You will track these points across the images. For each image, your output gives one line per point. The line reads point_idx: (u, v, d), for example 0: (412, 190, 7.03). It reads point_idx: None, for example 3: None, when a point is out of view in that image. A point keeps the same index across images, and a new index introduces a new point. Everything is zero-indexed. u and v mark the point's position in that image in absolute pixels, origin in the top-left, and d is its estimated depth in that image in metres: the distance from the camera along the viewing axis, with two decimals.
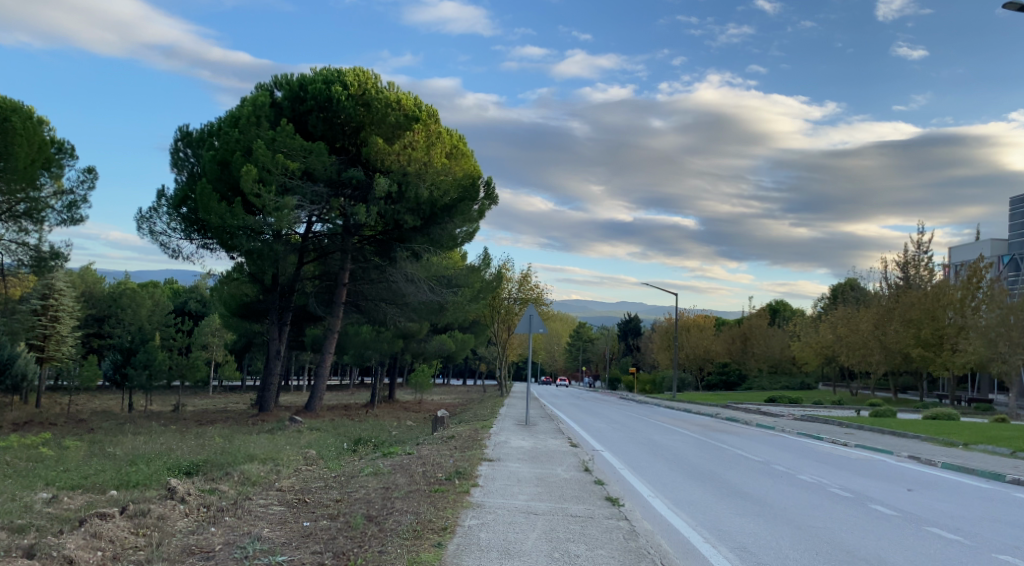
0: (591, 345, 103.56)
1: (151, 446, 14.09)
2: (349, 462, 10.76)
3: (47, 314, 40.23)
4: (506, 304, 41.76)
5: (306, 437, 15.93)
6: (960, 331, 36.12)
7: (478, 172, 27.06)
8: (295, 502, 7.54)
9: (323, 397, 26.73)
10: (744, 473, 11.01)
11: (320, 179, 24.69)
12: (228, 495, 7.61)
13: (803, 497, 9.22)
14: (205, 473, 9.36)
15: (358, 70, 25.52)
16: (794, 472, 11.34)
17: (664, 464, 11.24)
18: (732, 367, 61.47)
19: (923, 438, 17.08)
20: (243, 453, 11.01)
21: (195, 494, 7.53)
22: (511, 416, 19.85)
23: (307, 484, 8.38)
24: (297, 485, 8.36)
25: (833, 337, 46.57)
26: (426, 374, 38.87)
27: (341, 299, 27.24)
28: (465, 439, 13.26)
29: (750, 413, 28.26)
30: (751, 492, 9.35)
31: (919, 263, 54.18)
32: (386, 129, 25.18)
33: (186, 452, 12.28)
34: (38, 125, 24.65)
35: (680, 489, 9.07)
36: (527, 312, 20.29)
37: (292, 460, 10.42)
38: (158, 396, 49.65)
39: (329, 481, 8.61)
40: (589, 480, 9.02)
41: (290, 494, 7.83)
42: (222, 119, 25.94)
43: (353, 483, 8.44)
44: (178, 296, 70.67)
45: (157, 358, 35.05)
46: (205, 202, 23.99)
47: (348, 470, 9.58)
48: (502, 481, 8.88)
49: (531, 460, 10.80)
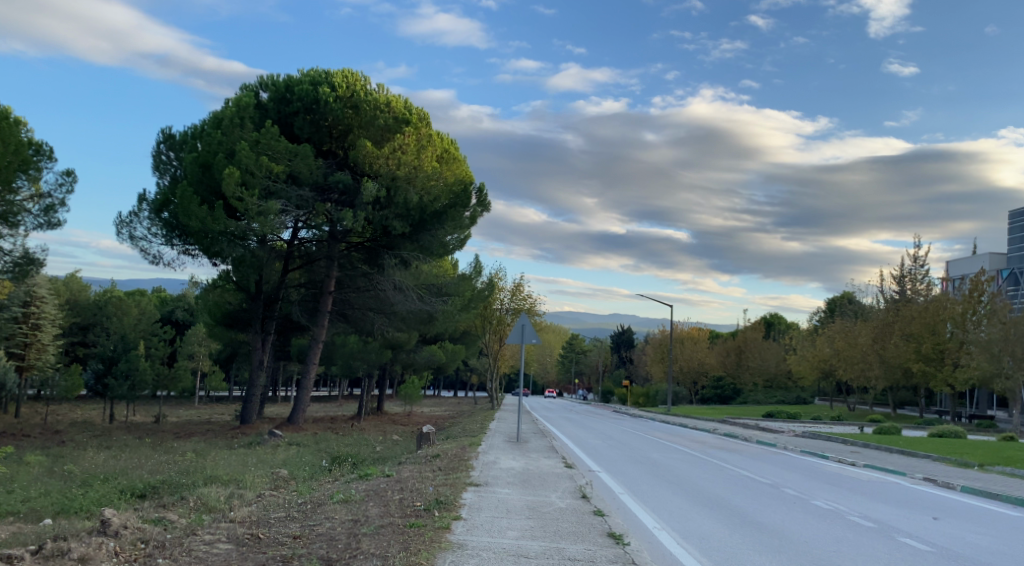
0: (584, 357, 102.67)
1: (114, 462, 13.15)
2: (321, 485, 9.84)
3: (29, 322, 39.09)
4: (498, 314, 40.83)
5: (282, 453, 14.99)
6: (962, 346, 35.17)
7: (470, 178, 26.25)
8: (246, 539, 6.63)
9: (307, 410, 25.72)
10: (754, 498, 10.09)
11: (306, 183, 23.76)
12: (170, 529, 6.72)
13: (824, 527, 8.32)
14: (158, 498, 8.44)
15: (347, 72, 24.76)
16: (807, 497, 10.43)
17: (667, 489, 10.31)
18: (726, 382, 60.20)
19: (936, 458, 16.20)
20: (206, 474, 10.06)
21: (133, 526, 6.66)
22: (500, 432, 18.93)
23: (269, 513, 7.49)
24: (256, 513, 7.43)
25: (831, 352, 45.77)
26: (416, 385, 37.81)
27: (327, 307, 26.28)
28: (451, 458, 12.35)
29: (749, 429, 27.36)
30: (765, 522, 8.46)
31: (917, 277, 53.60)
32: (375, 132, 24.34)
33: (149, 471, 11.34)
34: (15, 125, 23.72)
35: (689, 520, 8.17)
36: (521, 321, 19.32)
37: (257, 483, 9.48)
38: (141, 407, 48.45)
39: (292, 509, 7.68)
40: (588, 511, 8.09)
41: (243, 526, 6.92)
42: (205, 120, 25.10)
43: (318, 513, 7.52)
44: (165, 304, 69.67)
45: (139, 368, 34.01)
46: (185, 206, 23.00)
47: (317, 495, 8.65)
48: (488, 513, 7.94)
49: (521, 485, 9.85)
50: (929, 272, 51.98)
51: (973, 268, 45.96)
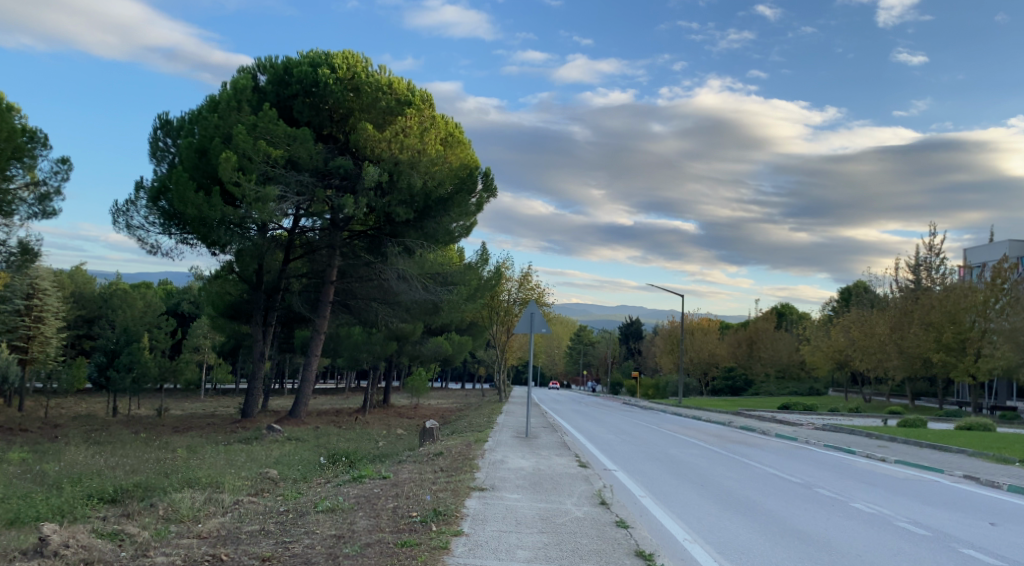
0: (592, 349, 101.44)
1: (98, 461, 12.31)
2: (311, 488, 9.01)
3: (31, 314, 37.88)
4: (506, 304, 39.95)
5: (277, 451, 14.13)
6: (985, 335, 34.02)
7: (475, 162, 25.26)
8: (204, 562, 5.82)
9: (309, 403, 24.84)
10: (787, 500, 9.19)
11: (306, 168, 22.87)
12: (120, 553, 5.94)
13: (873, 536, 7.45)
14: (125, 505, 7.66)
15: (348, 53, 23.75)
16: (845, 499, 9.49)
17: (692, 490, 9.42)
18: (737, 373, 58.53)
19: (971, 453, 15.28)
20: (186, 475, 9.25)
21: (77, 545, 5.93)
22: (509, 426, 18.00)
23: (243, 524, 6.69)
24: (225, 525, 6.63)
25: (847, 341, 44.80)
26: (422, 377, 36.97)
27: (329, 298, 25.41)
28: (455, 457, 11.48)
29: (766, 422, 26.48)
30: (808, 531, 7.56)
31: (932, 266, 52.53)
32: (377, 115, 23.41)
33: (129, 471, 10.45)
34: (8, 113, 22.74)
35: (724, 530, 7.31)
36: (528, 309, 18.38)
37: (238, 486, 8.60)
38: (145, 400, 47.69)
39: (270, 520, 6.86)
40: (608, 522, 7.19)
41: (206, 545, 6.12)
42: (202, 105, 24.17)
43: (298, 526, 6.67)
44: (171, 296, 69.16)
45: (141, 361, 33.36)
46: (181, 193, 22.14)
47: (301, 503, 7.76)
48: (494, 527, 7.02)
49: (532, 489, 8.93)
50: (945, 261, 50.68)
51: (997, 254, 44.50)
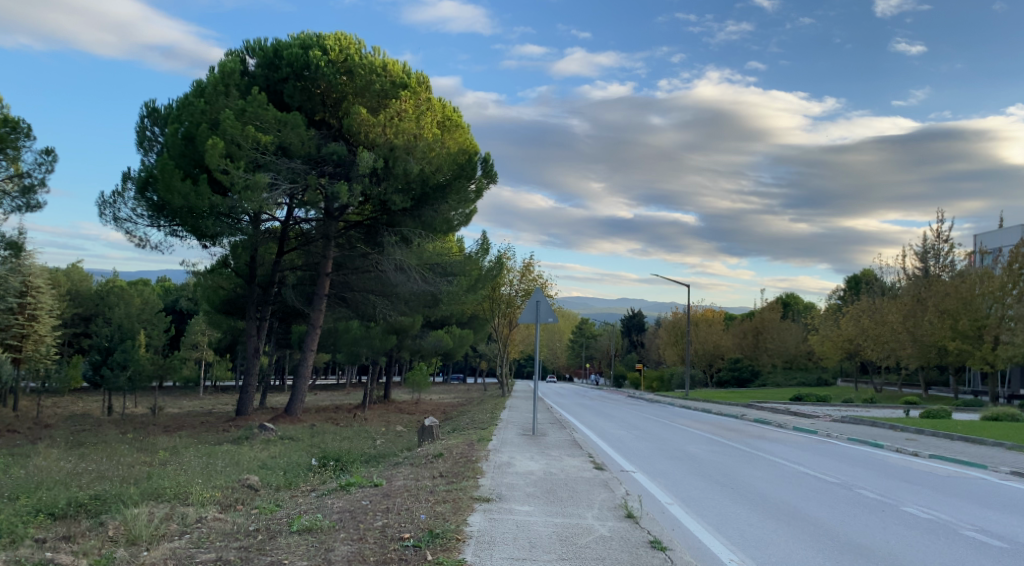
0: (594, 341, 100.08)
1: (70, 466, 11.29)
2: (291, 498, 8.05)
3: (24, 313, 36.43)
4: (507, 296, 38.88)
5: (266, 452, 13.16)
6: (1004, 322, 32.83)
7: (474, 148, 24.20)
8: None
9: (304, 400, 23.74)
10: (833, 504, 8.21)
11: (297, 155, 21.80)
12: None
13: (943, 551, 6.53)
14: (69, 525, 6.85)
15: (339, 34, 22.67)
16: (895, 501, 8.52)
17: (725, 496, 8.45)
18: (744, 364, 56.80)
19: (1009, 446, 14.26)
20: (154, 484, 8.35)
21: None
22: (514, 423, 16.93)
23: (195, 558, 5.87)
24: (175, 559, 5.82)
25: (857, 330, 43.63)
26: (422, 371, 35.87)
27: (325, 291, 24.28)
28: (457, 459, 10.46)
29: (780, 414, 25.46)
30: (866, 545, 6.65)
31: (940, 252, 51.52)
32: (371, 99, 22.34)
33: (94, 479, 9.42)
34: None
35: (772, 550, 6.44)
36: (534, 298, 17.34)
37: (210, 497, 7.70)
38: (140, 398, 46.54)
39: (229, 548, 6.01)
40: (643, 545, 6.27)
41: None
42: (188, 91, 23.09)
43: (264, 557, 5.77)
44: (169, 293, 68.00)
45: (136, 358, 32.06)
46: (166, 181, 21.05)
47: (276, 519, 6.82)
48: (504, 553, 6.02)
49: (545, 499, 7.92)
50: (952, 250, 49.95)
51: (1011, 239, 43.34)
